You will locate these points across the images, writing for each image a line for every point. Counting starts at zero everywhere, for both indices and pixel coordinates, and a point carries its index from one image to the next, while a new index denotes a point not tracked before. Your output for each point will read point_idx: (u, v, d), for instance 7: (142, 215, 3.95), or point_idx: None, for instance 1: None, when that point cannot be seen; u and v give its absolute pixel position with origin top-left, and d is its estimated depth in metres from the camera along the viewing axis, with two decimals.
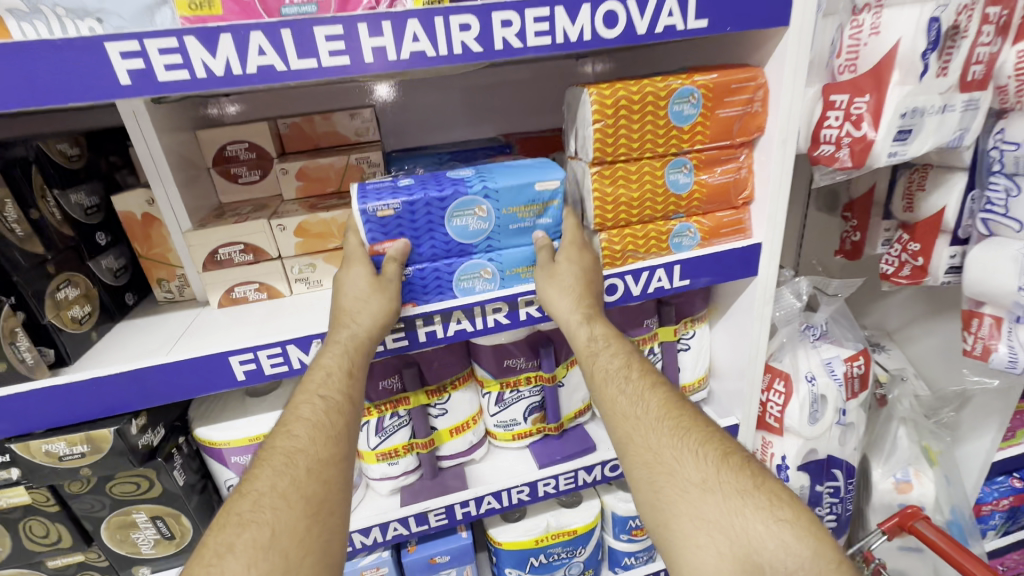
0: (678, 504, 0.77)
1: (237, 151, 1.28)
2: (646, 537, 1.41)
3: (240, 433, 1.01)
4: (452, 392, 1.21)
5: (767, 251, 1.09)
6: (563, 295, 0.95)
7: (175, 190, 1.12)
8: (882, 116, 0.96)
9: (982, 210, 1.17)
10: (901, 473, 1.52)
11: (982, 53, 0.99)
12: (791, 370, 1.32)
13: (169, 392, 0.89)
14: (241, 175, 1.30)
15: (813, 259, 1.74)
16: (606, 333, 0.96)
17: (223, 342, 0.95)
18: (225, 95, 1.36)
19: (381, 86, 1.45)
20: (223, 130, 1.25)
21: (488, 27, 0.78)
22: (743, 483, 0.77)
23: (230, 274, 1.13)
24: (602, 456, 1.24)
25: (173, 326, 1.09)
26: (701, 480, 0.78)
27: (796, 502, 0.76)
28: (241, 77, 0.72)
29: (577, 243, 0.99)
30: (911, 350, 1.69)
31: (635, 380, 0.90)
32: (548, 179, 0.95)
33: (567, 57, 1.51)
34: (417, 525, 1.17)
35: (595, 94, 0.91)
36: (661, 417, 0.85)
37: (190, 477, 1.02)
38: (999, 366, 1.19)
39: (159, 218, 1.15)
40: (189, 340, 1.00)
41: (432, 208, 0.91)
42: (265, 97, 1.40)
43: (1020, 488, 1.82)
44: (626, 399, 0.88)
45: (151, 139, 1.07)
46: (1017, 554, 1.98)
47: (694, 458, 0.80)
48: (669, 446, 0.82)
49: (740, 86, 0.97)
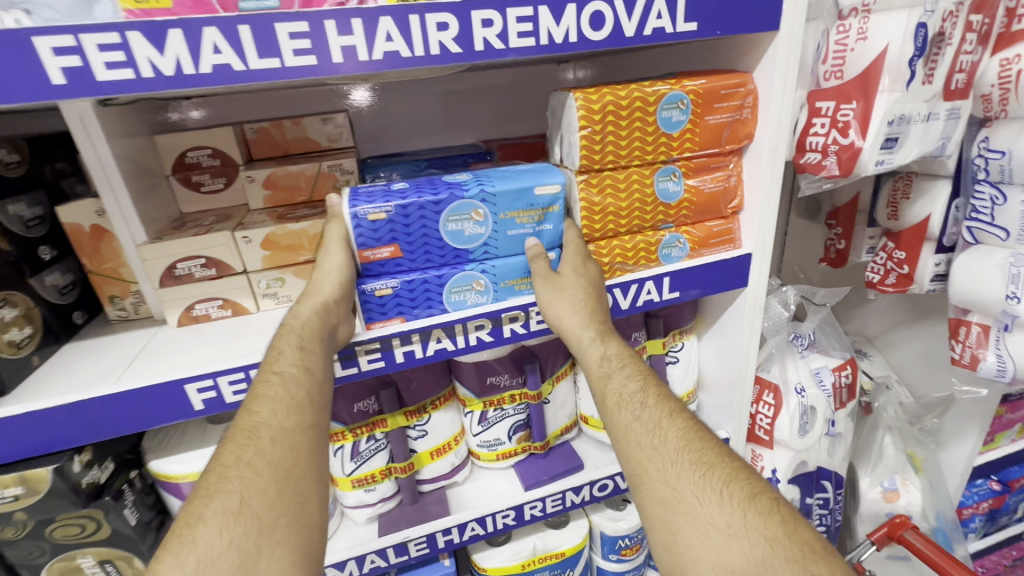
0: (695, 545, 0.70)
1: (199, 158, 1.19)
2: (635, 557, 1.36)
3: (202, 464, 0.93)
4: (432, 412, 1.14)
5: (757, 261, 1.07)
6: (574, 309, 0.91)
7: (128, 200, 1.03)
8: (870, 123, 0.94)
9: (969, 218, 1.16)
10: (889, 482, 1.51)
11: (964, 62, 0.98)
12: (780, 381, 1.29)
13: (116, 427, 0.81)
14: (203, 183, 1.21)
15: (795, 266, 1.73)
16: (620, 351, 0.93)
17: (179, 367, 0.87)
18: (187, 99, 1.28)
19: (358, 91, 1.38)
20: (184, 135, 1.17)
21: (468, 27, 0.73)
22: (770, 528, 0.68)
23: (189, 291, 1.04)
24: (591, 476, 1.19)
25: (126, 348, 1.00)
26: (722, 520, 0.70)
27: (837, 558, 0.65)
28: (193, 77, 0.65)
29: (582, 255, 0.95)
30: (893, 356, 1.69)
31: (648, 401, 0.86)
32: (547, 183, 0.91)
33: (549, 62, 1.47)
34: (396, 556, 1.10)
35: (580, 100, 0.86)
36: (680, 449, 0.78)
37: (143, 514, 0.94)
38: (988, 375, 1.19)
39: (111, 231, 1.06)
40: (142, 364, 0.91)
41: (426, 212, 0.87)
42: (230, 101, 1.32)
43: (999, 491, 1.83)
44: (640, 426, 0.83)
45: (99, 144, 0.98)
46: (996, 556, 2.00)
47: (716, 495, 0.72)
48: (687, 481, 0.75)
49: (729, 93, 0.94)
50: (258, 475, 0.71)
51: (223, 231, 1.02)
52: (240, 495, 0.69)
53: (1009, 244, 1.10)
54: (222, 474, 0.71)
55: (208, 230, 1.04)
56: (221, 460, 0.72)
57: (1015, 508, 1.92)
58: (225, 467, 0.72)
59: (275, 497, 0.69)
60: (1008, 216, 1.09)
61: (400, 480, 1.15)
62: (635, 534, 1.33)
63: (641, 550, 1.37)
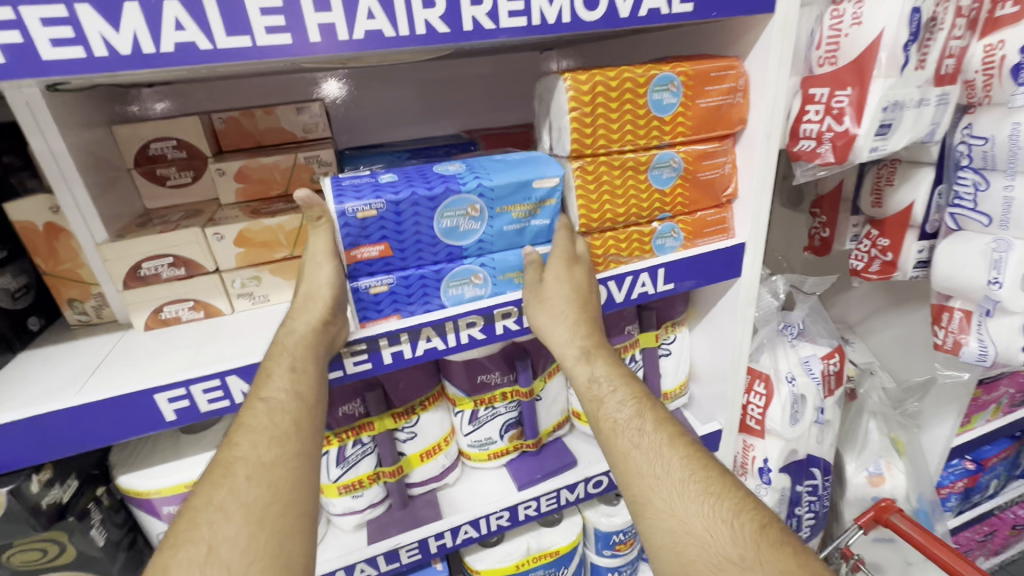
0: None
1: (164, 149, 1.11)
2: (629, 551, 1.35)
3: (177, 479, 0.86)
4: (422, 413, 1.10)
5: (750, 250, 1.05)
6: (555, 323, 0.90)
7: (85, 194, 0.95)
8: (865, 109, 0.93)
9: (951, 204, 1.17)
10: (873, 466, 1.54)
11: (954, 46, 0.97)
12: (771, 370, 1.29)
13: (79, 442, 0.74)
14: (169, 177, 1.13)
15: (779, 255, 1.72)
16: (609, 371, 0.89)
17: (148, 375, 0.81)
18: (148, 89, 1.20)
19: (331, 82, 1.31)
20: (144, 126, 1.08)
21: (456, 5, 0.68)
22: (787, 561, 0.64)
23: (157, 292, 0.97)
24: (585, 473, 1.17)
25: (88, 356, 0.92)
26: (735, 551, 0.67)
27: None
28: (154, 57, 0.59)
29: (565, 258, 0.91)
30: (873, 342, 1.71)
31: (644, 427, 0.82)
32: (546, 176, 0.88)
33: (532, 50, 1.42)
34: (386, 564, 1.06)
35: (570, 82, 0.83)
36: (689, 475, 0.75)
37: (112, 533, 0.87)
38: (969, 359, 1.20)
39: (67, 229, 0.98)
40: (106, 373, 0.84)
41: (420, 207, 0.83)
42: (196, 90, 1.24)
43: (974, 470, 1.89)
44: (641, 454, 0.79)
45: (51, 135, 0.89)
46: (969, 532, 2.06)
47: (726, 525, 0.69)
48: (694, 511, 0.72)
49: (718, 76, 0.92)
50: (228, 520, 0.65)
51: (193, 227, 0.96)
52: (207, 544, 0.63)
53: (991, 230, 1.11)
54: (191, 521, 0.65)
55: (176, 228, 0.97)
56: (192, 503, 0.67)
57: (988, 485, 1.98)
58: (195, 511, 0.66)
59: (246, 545, 0.63)
60: (990, 202, 1.09)
61: (390, 485, 1.11)
62: (629, 528, 1.31)
63: (635, 545, 1.35)
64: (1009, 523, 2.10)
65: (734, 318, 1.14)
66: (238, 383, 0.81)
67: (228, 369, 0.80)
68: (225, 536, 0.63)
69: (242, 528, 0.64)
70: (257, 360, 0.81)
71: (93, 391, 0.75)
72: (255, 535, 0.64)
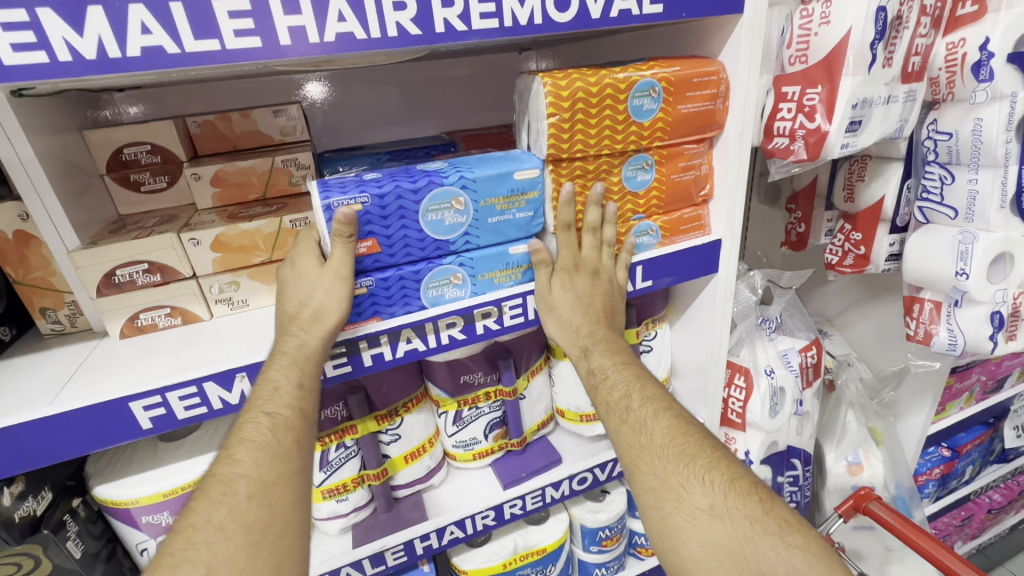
0: (684, 528, 0.72)
1: (137, 154, 1.10)
2: (616, 547, 1.36)
3: (157, 488, 0.85)
4: (405, 415, 1.10)
5: (726, 247, 1.07)
6: (564, 328, 0.94)
7: (56, 202, 0.93)
8: (835, 106, 0.95)
9: (920, 199, 1.20)
10: (852, 455, 1.58)
11: (920, 44, 1.00)
12: (750, 364, 1.31)
13: (52, 453, 0.73)
14: (143, 182, 1.12)
15: (758, 251, 1.75)
16: (608, 360, 0.91)
17: (124, 384, 0.80)
18: (121, 94, 1.18)
19: (314, 82, 1.31)
20: (118, 130, 1.07)
21: (427, 7, 0.68)
22: (759, 512, 0.70)
23: (132, 299, 0.96)
24: (569, 470, 1.18)
25: (62, 365, 0.91)
26: (707, 504, 0.72)
27: (810, 530, 0.69)
28: (120, 62, 0.59)
29: (568, 266, 0.95)
30: (851, 334, 1.74)
31: (632, 405, 0.84)
32: (526, 168, 0.89)
33: (510, 50, 1.43)
34: (372, 567, 1.06)
35: (549, 85, 0.83)
36: (669, 439, 0.79)
37: (89, 546, 0.86)
38: (940, 349, 1.24)
39: (38, 236, 0.96)
40: (80, 383, 0.83)
41: (405, 201, 0.83)
42: (170, 93, 1.23)
43: (950, 457, 1.93)
44: (627, 427, 0.83)
45: (19, 142, 0.87)
46: (947, 518, 2.12)
47: (701, 482, 0.73)
48: (675, 472, 0.75)
49: (702, 81, 0.93)
50: (228, 541, 0.67)
51: (169, 233, 0.94)
52: (207, 565, 0.65)
53: (957, 222, 1.15)
54: (190, 539, 0.66)
55: (151, 234, 0.95)
56: (191, 521, 0.68)
57: (963, 471, 2.03)
58: (193, 531, 0.67)
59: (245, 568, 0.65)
60: (957, 195, 1.13)
61: (374, 488, 1.10)
62: (615, 524, 1.32)
63: (622, 540, 1.36)
64: (986, 507, 2.16)
65: (715, 312, 1.16)
66: (216, 390, 0.80)
67: (206, 376, 0.79)
68: (224, 558, 0.65)
69: (238, 551, 0.67)
70: (234, 365, 0.80)
71: (65, 401, 0.74)
72: (253, 557, 0.67)
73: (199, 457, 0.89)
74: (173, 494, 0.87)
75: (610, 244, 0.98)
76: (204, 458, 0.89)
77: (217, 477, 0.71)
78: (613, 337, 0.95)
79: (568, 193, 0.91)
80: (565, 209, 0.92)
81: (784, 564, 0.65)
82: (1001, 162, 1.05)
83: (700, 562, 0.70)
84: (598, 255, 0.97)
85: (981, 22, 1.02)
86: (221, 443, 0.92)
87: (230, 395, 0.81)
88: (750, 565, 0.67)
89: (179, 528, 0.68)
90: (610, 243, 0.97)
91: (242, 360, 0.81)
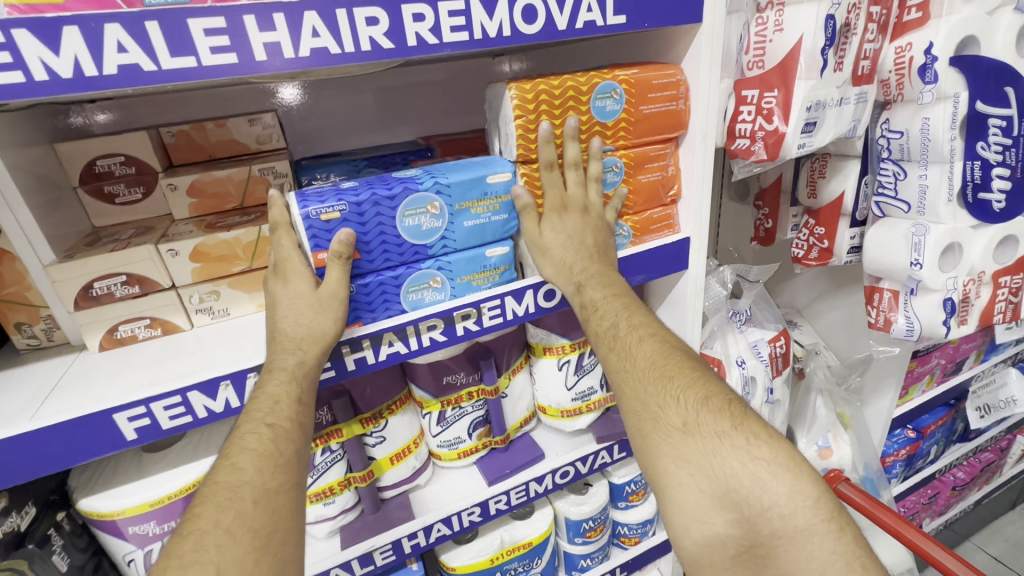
0: (662, 443, 0.78)
1: (111, 166, 1.09)
2: (600, 538, 1.40)
3: (142, 498, 0.86)
4: (389, 417, 1.12)
5: (695, 244, 1.11)
6: (558, 272, 0.95)
7: (30, 216, 0.93)
8: (790, 109, 1.01)
9: (877, 193, 1.27)
10: (822, 440, 1.65)
11: (868, 49, 1.06)
12: (723, 356, 1.36)
13: (33, 468, 0.73)
14: (118, 194, 1.11)
15: (730, 246, 1.81)
16: (606, 295, 0.92)
17: (108, 398, 0.80)
18: (91, 102, 1.16)
19: (287, 89, 1.31)
20: (90, 142, 1.06)
21: (399, 22, 0.71)
22: (733, 430, 0.76)
23: (111, 311, 0.96)
24: (552, 465, 1.21)
25: (40, 380, 0.91)
26: (683, 420, 0.78)
27: (778, 440, 0.75)
28: (98, 80, 0.60)
29: (558, 207, 0.96)
30: (819, 323, 1.82)
31: (619, 331, 0.89)
32: (498, 172, 0.92)
33: (483, 56, 1.46)
34: (361, 567, 1.08)
35: (514, 90, 0.87)
36: (654, 365, 0.84)
37: (76, 558, 0.86)
38: (898, 335, 1.31)
39: (11, 251, 0.95)
40: (61, 396, 0.83)
41: (381, 208, 0.85)
42: (143, 103, 1.22)
43: (915, 438, 2.03)
44: (614, 354, 0.89)
45: None
46: (914, 496, 2.22)
47: (677, 402, 0.79)
48: (653, 394, 0.81)
49: (663, 83, 0.97)
50: (236, 544, 0.67)
51: (148, 246, 0.95)
52: (216, 567, 0.64)
53: (911, 215, 1.21)
54: (198, 542, 0.66)
55: (128, 247, 0.95)
56: (199, 525, 0.67)
57: (928, 452, 2.13)
58: (202, 534, 0.67)
59: (252, 570, 0.65)
60: (910, 189, 1.20)
61: (359, 489, 1.12)
62: (598, 515, 1.36)
63: (605, 531, 1.40)
64: (950, 485, 2.27)
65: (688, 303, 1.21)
66: (200, 399, 0.81)
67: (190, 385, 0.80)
68: (232, 560, 0.65)
69: (246, 554, 0.66)
70: (216, 374, 0.82)
71: (47, 415, 0.74)
72: (260, 561, 0.67)
73: (186, 465, 0.90)
74: (158, 505, 0.87)
75: (596, 180, 0.97)
76: (192, 466, 0.90)
77: (222, 484, 0.71)
78: (608, 271, 0.96)
79: (546, 132, 0.90)
80: (547, 148, 0.91)
81: (749, 474, 0.72)
82: (947, 158, 1.12)
83: (677, 475, 0.76)
84: (584, 192, 0.97)
85: (924, 28, 1.09)
86: (208, 451, 0.92)
87: (214, 404, 0.82)
88: (719, 477, 0.73)
89: (187, 531, 0.68)
90: (596, 178, 0.97)
91: (224, 369, 0.83)
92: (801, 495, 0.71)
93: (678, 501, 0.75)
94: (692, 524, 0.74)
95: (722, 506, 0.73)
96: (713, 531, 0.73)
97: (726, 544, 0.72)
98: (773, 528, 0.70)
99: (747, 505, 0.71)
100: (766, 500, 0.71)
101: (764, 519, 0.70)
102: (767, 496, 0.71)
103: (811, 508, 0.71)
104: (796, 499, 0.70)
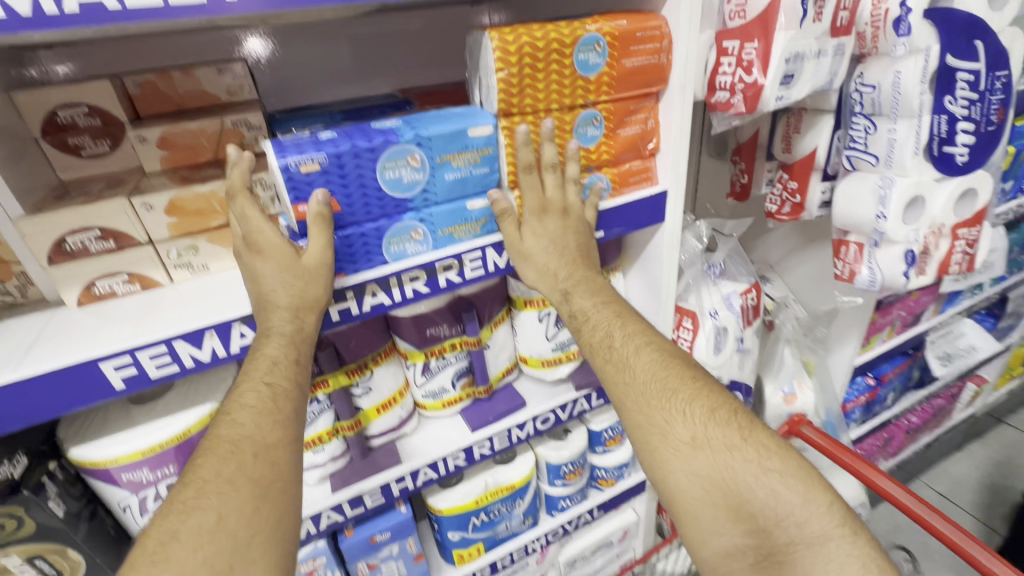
0: (678, 463, 0.81)
1: (73, 117, 1.05)
2: (579, 480, 1.48)
3: (137, 446, 0.88)
4: (374, 369, 1.15)
5: (673, 197, 1.14)
6: (537, 275, 1.02)
7: None
8: (769, 61, 1.01)
9: (848, 147, 1.30)
10: (788, 386, 1.75)
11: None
12: (697, 307, 1.42)
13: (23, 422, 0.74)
14: (84, 146, 1.08)
15: (707, 202, 1.84)
16: (590, 300, 1.00)
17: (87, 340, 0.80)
18: (46, 50, 1.10)
19: (255, 37, 1.26)
20: (50, 91, 1.01)
21: None
22: (736, 440, 0.81)
23: (87, 267, 0.95)
24: (533, 412, 1.27)
25: (20, 335, 0.90)
26: (689, 439, 0.82)
27: (781, 445, 0.81)
28: (59, 18, 0.57)
29: (536, 212, 1.01)
30: (790, 277, 1.89)
31: (614, 342, 0.94)
32: (479, 125, 0.92)
33: (461, 4, 1.41)
34: (352, 509, 1.13)
35: (497, 40, 0.85)
36: (650, 383, 0.88)
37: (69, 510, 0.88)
38: (862, 286, 1.37)
39: None
40: (44, 350, 0.83)
41: (362, 159, 0.85)
42: (102, 50, 1.16)
43: (874, 385, 2.16)
44: (613, 366, 0.93)
45: None
46: (871, 439, 2.38)
47: (681, 412, 0.84)
48: (658, 407, 0.85)
49: (646, 35, 0.97)
50: (236, 493, 0.70)
51: (122, 200, 0.93)
52: (218, 513, 0.68)
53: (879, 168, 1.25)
54: (200, 490, 0.69)
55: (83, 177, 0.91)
56: (199, 474, 0.71)
57: (885, 398, 2.28)
58: (203, 483, 0.70)
59: (253, 516, 0.69)
60: (879, 143, 1.23)
61: (346, 438, 1.16)
62: (577, 459, 1.44)
63: (584, 473, 1.49)
64: (904, 428, 2.44)
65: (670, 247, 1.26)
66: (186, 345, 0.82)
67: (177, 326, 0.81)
68: (233, 507, 0.69)
69: (244, 504, 0.70)
70: (202, 325, 0.83)
71: (32, 366, 0.74)
72: (260, 508, 0.71)
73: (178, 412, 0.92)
74: (150, 453, 0.89)
75: (573, 180, 1.01)
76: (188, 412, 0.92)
77: (221, 438, 0.75)
78: (592, 275, 1.03)
79: (525, 133, 0.94)
80: (524, 150, 0.95)
81: (761, 484, 0.77)
82: (916, 113, 1.15)
83: (688, 491, 0.80)
84: (563, 194, 1.01)
85: None
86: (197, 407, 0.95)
87: (201, 352, 0.83)
88: (727, 487, 0.78)
89: (187, 480, 0.71)
90: (574, 179, 1.01)
91: (209, 320, 0.83)
92: (814, 502, 0.76)
93: (692, 514, 0.80)
94: (711, 536, 0.79)
95: (739, 519, 0.77)
96: (730, 542, 0.78)
97: (744, 552, 0.77)
98: (790, 535, 0.74)
99: (761, 516, 0.76)
100: (780, 509, 0.75)
101: (779, 527, 0.75)
102: (786, 509, 0.75)
103: (824, 513, 0.76)
104: (809, 502, 0.75)
